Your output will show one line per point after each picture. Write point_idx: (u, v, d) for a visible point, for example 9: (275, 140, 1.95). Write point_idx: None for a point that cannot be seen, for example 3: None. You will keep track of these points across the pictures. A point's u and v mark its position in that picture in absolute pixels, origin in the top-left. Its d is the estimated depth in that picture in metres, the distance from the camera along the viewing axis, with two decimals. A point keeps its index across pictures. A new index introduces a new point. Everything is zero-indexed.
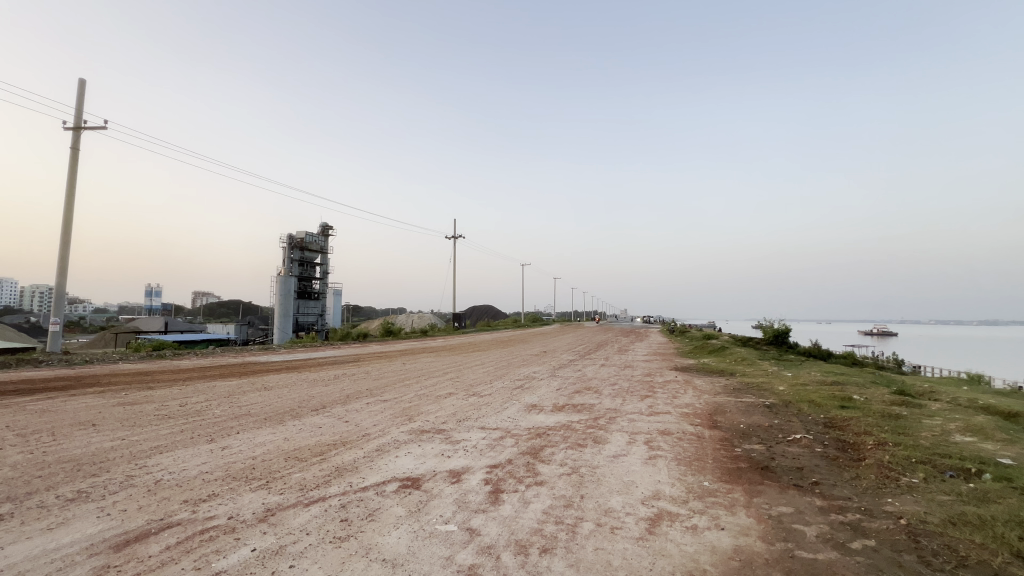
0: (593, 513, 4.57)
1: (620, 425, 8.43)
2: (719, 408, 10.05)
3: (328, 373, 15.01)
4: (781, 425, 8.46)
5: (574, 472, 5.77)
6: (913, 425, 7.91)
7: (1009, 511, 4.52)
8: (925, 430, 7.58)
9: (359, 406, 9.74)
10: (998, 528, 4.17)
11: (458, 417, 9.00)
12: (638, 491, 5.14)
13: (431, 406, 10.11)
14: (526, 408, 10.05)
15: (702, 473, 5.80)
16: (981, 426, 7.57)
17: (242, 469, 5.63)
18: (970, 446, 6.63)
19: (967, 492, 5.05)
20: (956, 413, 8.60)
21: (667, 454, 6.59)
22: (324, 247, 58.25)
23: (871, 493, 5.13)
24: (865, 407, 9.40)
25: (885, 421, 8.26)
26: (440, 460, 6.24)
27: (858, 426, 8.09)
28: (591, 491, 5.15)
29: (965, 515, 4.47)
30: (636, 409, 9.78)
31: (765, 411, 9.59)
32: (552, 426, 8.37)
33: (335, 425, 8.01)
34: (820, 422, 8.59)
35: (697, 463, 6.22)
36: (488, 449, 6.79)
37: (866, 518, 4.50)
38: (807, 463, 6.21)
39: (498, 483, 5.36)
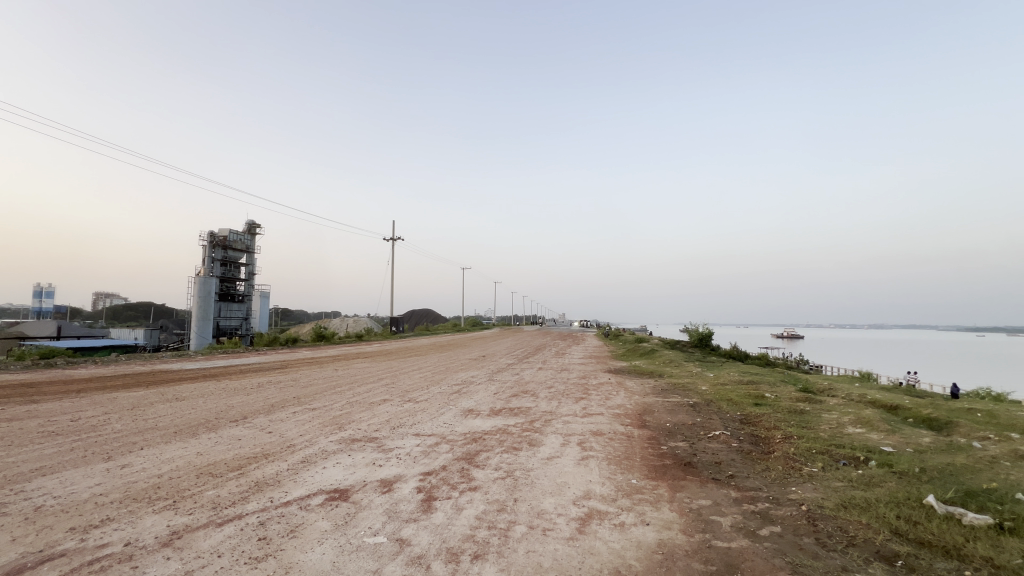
0: (525, 516, 4.60)
1: (555, 427, 8.60)
2: (648, 408, 10.54)
3: (251, 381, 14.03)
4: (702, 422, 9.02)
5: (508, 476, 5.79)
6: (814, 419, 8.76)
7: (890, 492, 5.11)
8: (824, 423, 8.42)
9: (284, 415, 9.16)
10: (880, 509, 4.71)
11: (392, 424, 8.74)
12: (570, 492, 5.25)
13: (364, 413, 9.74)
14: (463, 412, 9.96)
15: (630, 471, 6.04)
16: (869, 418, 8.55)
17: (144, 490, 5.09)
18: (859, 437, 7.44)
19: (856, 478, 5.66)
20: (849, 408, 9.65)
21: (598, 454, 6.80)
22: (250, 246, 54.53)
23: (778, 483, 5.60)
24: (776, 404, 10.27)
25: (792, 416, 9.10)
26: (371, 469, 6.01)
27: (768, 421, 8.83)
28: (524, 494, 5.19)
29: (855, 499, 4.99)
30: (571, 411, 10.02)
31: (689, 410, 10.19)
32: (488, 430, 8.35)
33: (257, 436, 7.48)
34: (736, 419, 9.28)
35: (626, 462, 6.47)
36: (422, 456, 6.65)
37: (773, 506, 4.90)
38: (724, 458, 6.67)
39: (431, 491, 5.26)
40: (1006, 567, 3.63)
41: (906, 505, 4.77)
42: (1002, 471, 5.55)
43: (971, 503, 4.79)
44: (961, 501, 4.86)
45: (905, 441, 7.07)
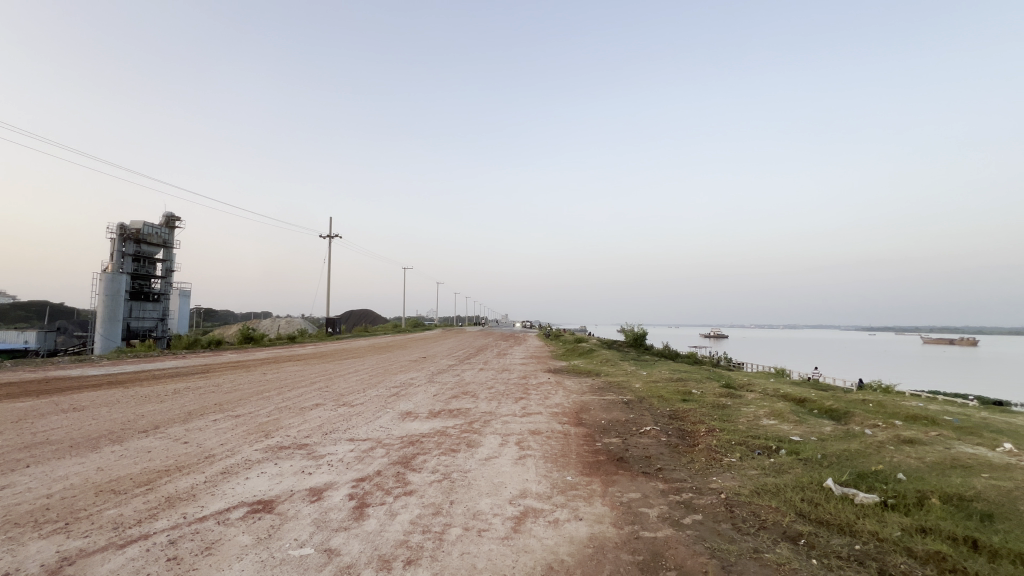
0: (460, 518, 4.57)
1: (494, 427, 8.63)
2: (584, 406, 10.85)
3: (166, 386, 12.87)
4: (635, 419, 9.42)
5: (444, 478, 5.72)
6: (735, 413, 9.44)
7: (796, 478, 5.61)
8: (743, 416, 9.10)
9: (203, 424, 8.49)
10: (788, 493, 5.15)
11: (324, 429, 8.36)
12: (506, 492, 5.28)
13: (293, 419, 9.23)
14: (400, 415, 9.74)
15: (566, 468, 6.17)
16: (781, 411, 9.33)
17: (30, 512, 4.51)
18: (772, 428, 8.11)
19: (768, 466, 6.16)
20: (764, 401, 10.49)
21: (536, 453, 6.90)
22: (167, 240, 49.98)
23: (701, 474, 5.97)
24: (701, 399, 10.96)
25: (715, 410, 9.74)
26: (300, 478, 5.71)
27: (694, 416, 9.40)
28: (460, 495, 5.16)
29: (766, 485, 5.44)
30: (510, 412, 10.09)
31: (623, 407, 10.62)
32: (426, 432, 8.23)
33: (170, 447, 6.87)
34: (666, 414, 9.79)
35: (562, 459, 6.62)
36: (355, 462, 6.41)
37: (696, 495, 5.22)
38: (654, 452, 7.00)
39: (364, 497, 5.08)
40: (888, 539, 4.10)
41: (809, 489, 5.26)
42: (887, 454, 6.28)
43: (862, 484, 5.36)
44: (855, 483, 5.42)
45: (811, 431, 7.79)
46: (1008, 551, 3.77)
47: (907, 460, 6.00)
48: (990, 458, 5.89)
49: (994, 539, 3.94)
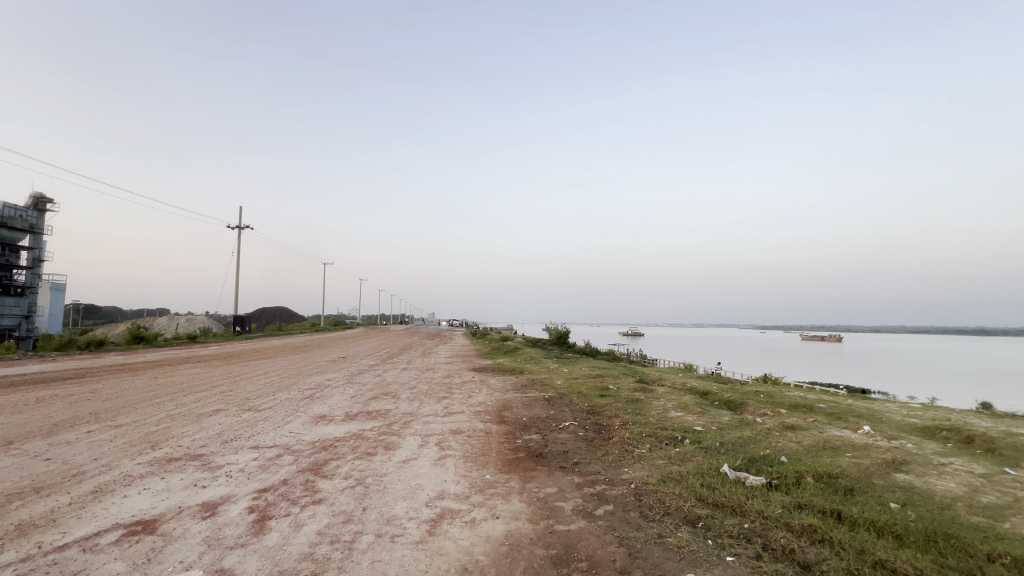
0: (373, 525, 4.38)
1: (414, 428, 8.41)
2: (507, 404, 10.92)
3: (26, 395, 11.03)
4: (555, 415, 9.67)
5: (358, 484, 5.45)
6: (646, 406, 10.02)
7: (698, 465, 6.06)
8: (654, 409, 9.68)
9: (73, 436, 7.38)
10: (690, 480, 5.55)
11: (224, 437, 7.63)
12: (423, 494, 5.15)
13: (187, 427, 8.32)
14: (313, 419, 9.15)
15: (485, 467, 6.15)
16: (687, 403, 10.05)
17: None
18: (679, 419, 8.71)
19: (674, 455, 6.60)
20: (673, 395, 11.24)
21: (456, 453, 6.81)
22: (34, 225, 43.13)
23: (614, 466, 6.24)
24: (617, 395, 11.50)
25: (629, 405, 10.26)
26: (191, 493, 5.14)
27: (610, 411, 9.83)
28: (374, 501, 4.94)
29: (672, 473, 5.82)
30: (432, 412, 9.90)
31: (544, 404, 10.84)
32: (341, 436, 7.81)
33: (26, 466, 5.88)
34: (584, 410, 10.15)
35: (482, 458, 6.60)
36: (259, 472, 5.91)
37: (608, 487, 5.45)
38: (571, 446, 7.22)
39: (267, 509, 4.70)
40: (771, 516, 4.54)
41: (708, 474, 5.69)
42: (773, 440, 6.98)
43: (752, 468, 5.91)
44: (746, 467, 5.96)
45: (712, 421, 8.47)
46: (865, 520, 4.34)
47: (789, 444, 6.73)
48: (853, 440, 6.77)
49: (854, 510, 4.52)
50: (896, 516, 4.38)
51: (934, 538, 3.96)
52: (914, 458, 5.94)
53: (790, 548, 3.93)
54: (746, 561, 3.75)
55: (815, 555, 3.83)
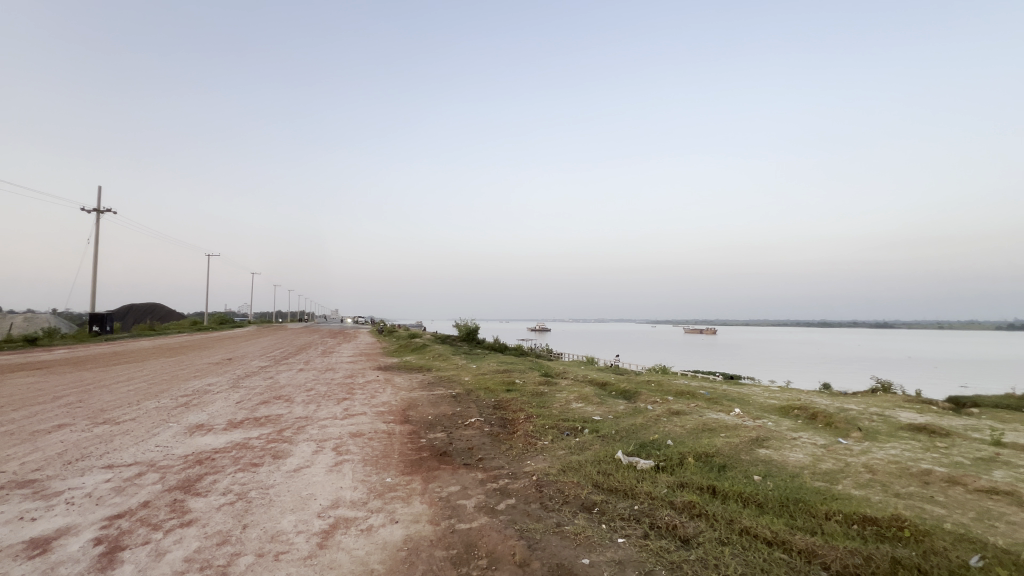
0: (254, 543, 3.96)
1: (309, 433, 7.81)
2: (412, 403, 10.63)
3: None
4: (461, 412, 9.59)
5: (239, 499, 4.91)
6: (550, 399, 10.35)
7: (595, 453, 6.37)
8: (557, 401, 10.03)
9: None
10: (588, 467, 5.82)
11: (66, 458, 6.44)
12: (315, 504, 4.78)
13: (16, 448, 6.89)
14: (186, 430, 8.08)
15: (385, 470, 5.90)
16: (587, 394, 10.57)
17: None
18: (579, 410, 9.12)
19: (574, 445, 6.88)
20: (575, 387, 11.76)
21: (355, 457, 6.45)
22: None
23: (518, 459, 6.35)
24: (523, 389, 11.75)
25: (534, 398, 10.53)
26: (16, 528, 4.25)
27: (516, 405, 10.00)
28: (256, 517, 4.48)
29: (571, 462, 6.05)
30: (330, 414, 9.29)
31: (450, 401, 10.72)
32: (221, 447, 6.99)
33: None
34: (491, 405, 10.22)
35: (383, 460, 6.31)
36: (113, 495, 5.07)
37: (511, 480, 5.52)
38: (476, 442, 7.21)
39: (120, 538, 4.03)
40: (657, 496, 4.91)
41: (604, 461, 6.01)
42: (661, 425, 7.59)
43: (642, 452, 6.36)
44: (638, 452, 6.40)
45: (608, 410, 8.99)
46: (734, 493, 4.86)
47: (674, 428, 7.35)
48: (726, 421, 7.60)
49: (726, 484, 5.05)
50: (758, 486, 4.98)
51: (787, 503, 4.56)
52: (773, 434, 6.82)
53: (673, 524, 4.27)
54: (635, 540, 4.01)
55: (693, 528, 4.20)
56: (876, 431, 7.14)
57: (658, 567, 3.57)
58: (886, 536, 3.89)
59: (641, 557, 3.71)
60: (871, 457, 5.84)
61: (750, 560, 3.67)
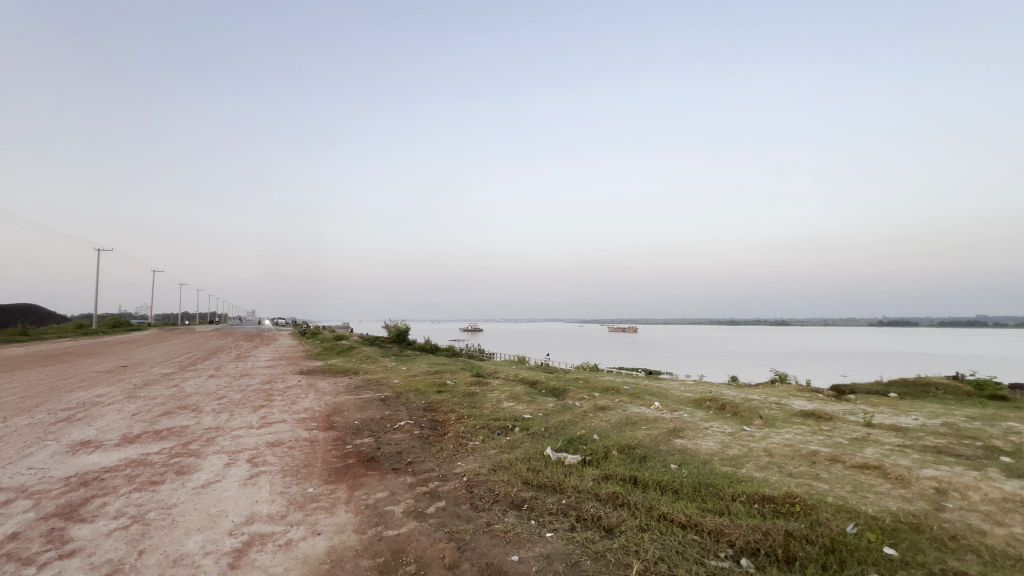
0: (153, 571, 3.58)
1: (219, 445, 7.19)
2: (337, 408, 10.16)
3: None
4: (390, 415, 9.32)
5: (134, 522, 4.42)
6: (481, 399, 10.36)
7: (525, 451, 6.48)
8: (488, 401, 10.07)
9: None
10: (518, 465, 5.91)
11: None
12: (226, 522, 4.42)
13: None
14: (69, 448, 7.11)
15: (307, 480, 5.59)
16: (518, 393, 10.73)
17: None
18: (510, 409, 9.23)
19: (505, 443, 6.95)
20: (506, 386, 11.88)
21: (272, 468, 6.04)
22: None
23: (448, 461, 6.29)
24: (454, 389, 11.68)
25: (465, 399, 10.49)
26: None
27: (447, 406, 9.90)
28: (156, 541, 4.05)
29: (502, 461, 6.11)
30: (244, 423, 8.62)
31: (378, 405, 10.38)
32: (113, 465, 6.24)
33: None
34: (421, 407, 10.04)
35: (304, 470, 5.97)
36: None
37: (441, 483, 5.46)
38: (405, 446, 7.04)
39: None
40: (583, 489, 5.10)
41: (534, 459, 6.13)
42: (588, 421, 7.89)
43: (570, 447, 6.57)
44: (566, 447, 6.60)
45: (538, 408, 9.19)
46: (654, 482, 5.17)
47: (600, 423, 7.67)
48: (647, 414, 8.05)
49: (646, 474, 5.35)
50: (674, 474, 5.34)
51: (699, 489, 4.93)
52: (688, 425, 7.35)
53: (598, 515, 4.46)
54: (562, 534, 4.14)
55: (616, 517, 4.42)
56: (774, 418, 7.94)
57: (584, 557, 3.71)
58: (781, 512, 4.34)
59: (568, 550, 3.84)
60: (770, 442, 6.48)
61: (666, 544, 3.93)
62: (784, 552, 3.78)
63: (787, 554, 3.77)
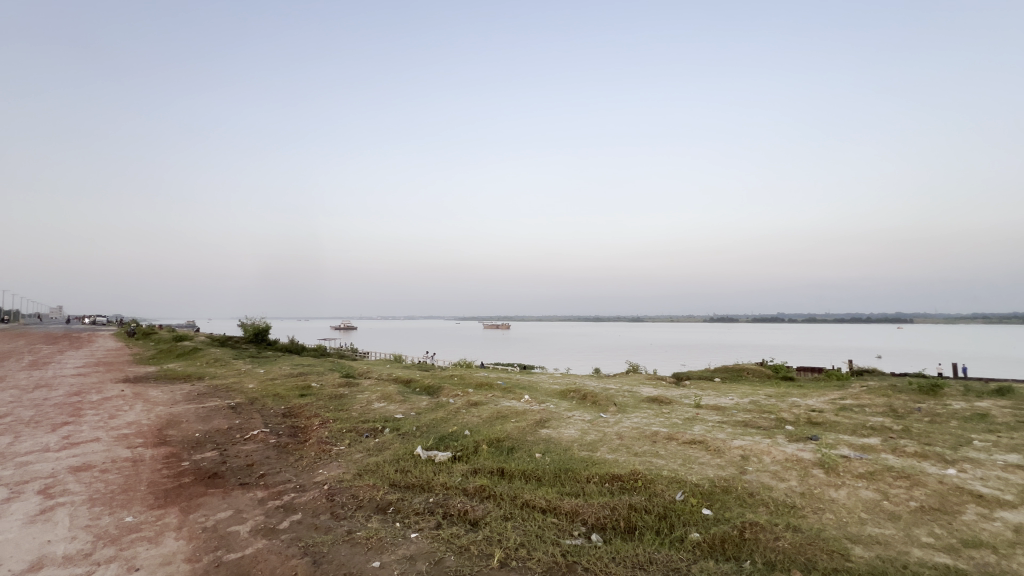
0: None
1: None
2: (172, 420, 8.74)
3: None
4: (240, 424, 8.30)
5: None
6: (349, 401, 9.82)
7: (395, 452, 6.29)
8: (357, 403, 9.58)
9: None
10: (386, 467, 5.72)
11: None
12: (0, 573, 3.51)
13: None
14: None
15: (125, 507, 4.72)
16: (390, 393, 10.39)
17: None
18: (381, 410, 8.90)
19: (373, 446, 6.67)
20: (378, 387, 11.43)
21: (76, 498, 4.97)
22: None
23: (308, 469, 5.84)
24: (320, 392, 10.87)
25: (331, 401, 9.83)
26: None
27: (310, 410, 9.18)
28: None
29: (368, 464, 5.86)
30: (36, 447, 6.94)
31: (226, 414, 9.18)
32: None
33: None
34: (279, 413, 9.14)
35: (122, 496, 5.02)
36: None
37: (298, 494, 5.03)
38: (257, 457, 6.34)
39: None
40: (451, 486, 5.12)
41: (403, 459, 5.98)
42: (460, 417, 7.97)
43: (440, 445, 6.56)
44: (437, 445, 6.57)
45: (411, 407, 9.02)
46: (520, 471, 5.41)
47: (472, 418, 7.80)
48: (516, 407, 8.41)
49: (512, 465, 5.57)
50: (538, 463, 5.65)
51: (560, 474, 5.29)
52: (553, 415, 7.84)
53: (464, 509, 4.52)
54: (428, 532, 4.11)
55: (481, 510, 4.52)
56: (625, 405, 8.88)
57: (448, 553, 3.73)
58: (627, 488, 4.86)
59: (432, 548, 3.82)
60: (621, 426, 7.23)
61: (527, 529, 4.15)
62: (627, 524, 4.24)
63: (629, 525, 4.23)
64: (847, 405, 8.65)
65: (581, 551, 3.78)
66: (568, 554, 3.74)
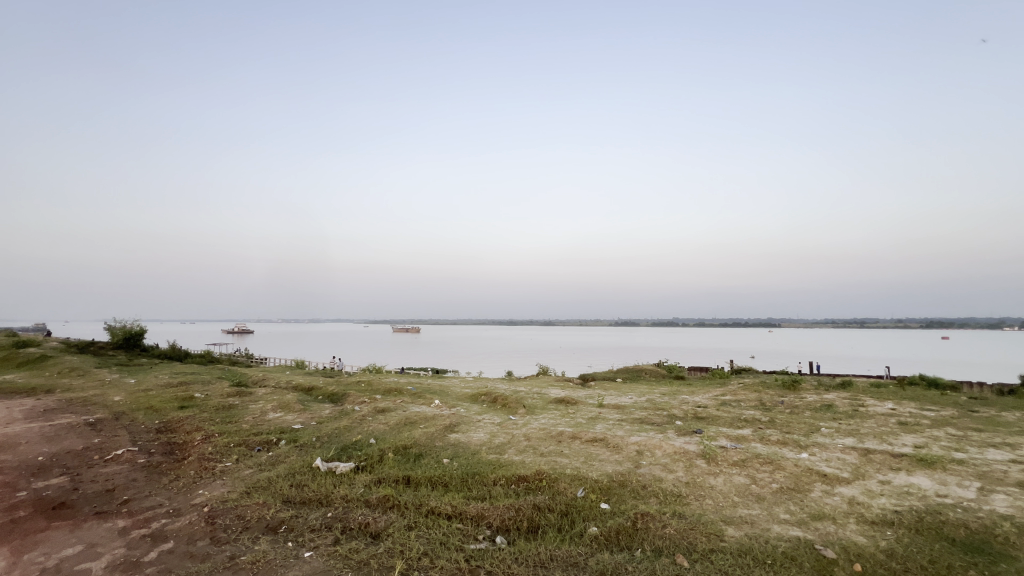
0: None
1: None
2: (6, 442, 7.29)
3: None
4: (99, 444, 7.15)
5: None
6: (240, 412, 8.95)
7: (291, 465, 5.83)
8: (249, 414, 8.75)
9: None
10: (279, 483, 5.27)
11: None
12: None
13: None
14: None
15: None
16: (289, 401, 9.65)
17: None
18: (277, 420, 8.22)
19: (265, 460, 6.13)
20: (275, 395, 10.56)
21: None
22: None
23: (185, 491, 5.20)
24: (204, 403, 9.77)
25: (218, 413, 8.88)
26: None
27: (191, 423, 8.20)
28: None
29: (258, 481, 5.36)
30: None
31: (82, 432, 7.88)
32: None
33: None
34: (152, 429, 8.06)
35: None
36: None
37: (171, 520, 4.45)
38: (119, 481, 5.51)
39: None
40: (352, 498, 4.87)
41: (299, 473, 5.57)
42: (365, 424, 7.63)
43: (343, 455, 6.22)
44: (338, 455, 6.22)
45: (311, 416, 8.45)
46: (426, 478, 5.30)
47: (379, 425, 7.50)
48: (426, 412, 8.25)
49: (419, 473, 5.44)
50: (445, 468, 5.58)
51: (467, 479, 5.26)
52: (462, 419, 7.80)
53: (366, 522, 4.32)
54: (324, 550, 3.86)
55: (384, 521, 4.35)
56: (534, 406, 9.11)
57: (345, 571, 3.53)
58: (532, 489, 4.97)
59: (328, 566, 3.59)
60: (529, 428, 7.39)
61: (431, 538, 4.06)
62: (531, 523, 4.34)
63: (533, 524, 4.33)
64: (727, 400, 9.68)
65: (485, 555, 3.79)
66: (471, 558, 3.73)
